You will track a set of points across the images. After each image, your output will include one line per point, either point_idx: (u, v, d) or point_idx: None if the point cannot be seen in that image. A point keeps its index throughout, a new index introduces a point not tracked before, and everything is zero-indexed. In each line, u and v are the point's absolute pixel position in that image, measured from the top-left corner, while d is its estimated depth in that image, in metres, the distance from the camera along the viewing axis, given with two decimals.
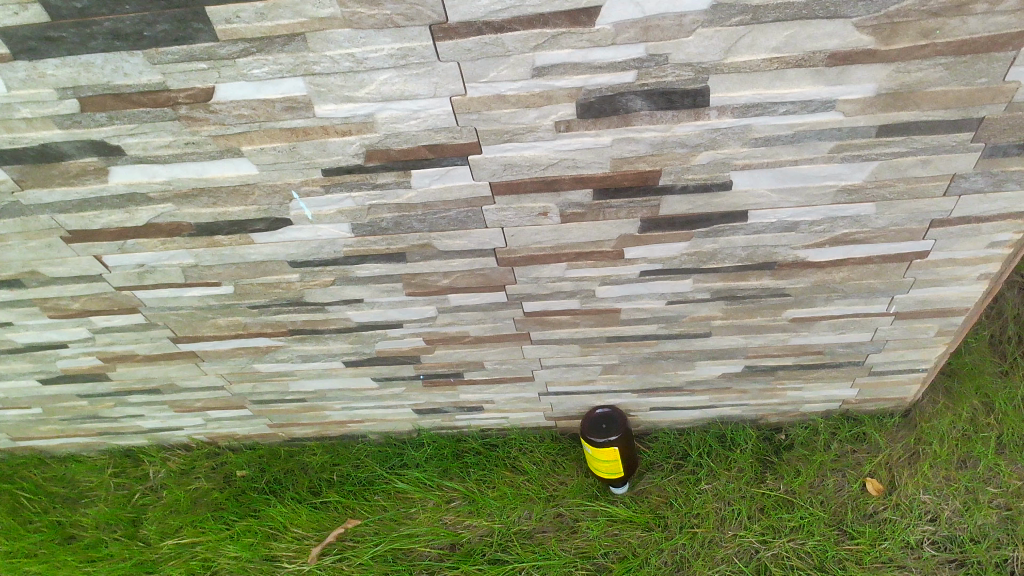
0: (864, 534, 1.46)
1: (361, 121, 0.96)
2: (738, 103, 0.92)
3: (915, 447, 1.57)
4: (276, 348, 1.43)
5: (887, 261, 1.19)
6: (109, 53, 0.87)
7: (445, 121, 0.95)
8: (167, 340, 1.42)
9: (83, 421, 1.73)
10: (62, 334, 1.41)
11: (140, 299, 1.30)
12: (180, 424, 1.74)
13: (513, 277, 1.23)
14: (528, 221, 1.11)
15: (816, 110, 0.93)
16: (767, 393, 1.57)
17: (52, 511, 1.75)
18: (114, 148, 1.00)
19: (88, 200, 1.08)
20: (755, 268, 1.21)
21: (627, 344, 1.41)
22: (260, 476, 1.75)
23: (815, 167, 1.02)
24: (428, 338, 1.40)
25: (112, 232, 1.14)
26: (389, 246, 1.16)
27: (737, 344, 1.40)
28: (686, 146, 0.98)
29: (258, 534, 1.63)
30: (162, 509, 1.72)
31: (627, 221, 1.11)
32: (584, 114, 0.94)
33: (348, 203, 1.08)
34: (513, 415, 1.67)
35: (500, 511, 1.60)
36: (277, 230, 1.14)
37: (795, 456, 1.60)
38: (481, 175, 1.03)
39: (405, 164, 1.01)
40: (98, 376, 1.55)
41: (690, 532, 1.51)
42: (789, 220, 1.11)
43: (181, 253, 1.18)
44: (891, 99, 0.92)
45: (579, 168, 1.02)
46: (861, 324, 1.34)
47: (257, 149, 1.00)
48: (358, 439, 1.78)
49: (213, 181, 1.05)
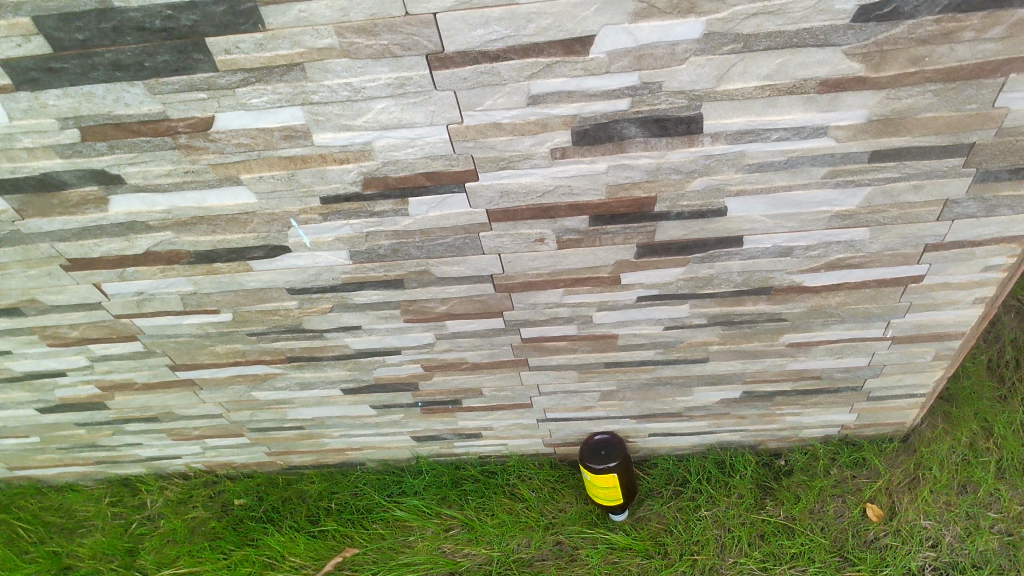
0: (866, 560, 1.45)
1: (359, 149, 0.97)
2: (731, 130, 0.93)
3: (914, 473, 1.57)
4: (274, 375, 1.44)
5: (882, 285, 1.20)
6: (110, 84, 0.89)
7: (442, 148, 0.96)
8: (165, 368, 1.42)
9: (81, 450, 1.73)
10: (60, 362, 1.41)
11: (139, 327, 1.30)
12: (178, 452, 1.73)
13: (510, 303, 1.23)
14: (525, 248, 1.11)
15: (808, 136, 0.95)
16: (766, 418, 1.57)
17: (49, 541, 1.74)
18: (115, 177, 1.01)
19: (88, 228, 1.09)
20: (751, 293, 1.21)
21: (625, 370, 1.41)
22: (258, 504, 1.74)
23: (808, 193, 1.03)
24: (426, 365, 1.40)
25: (112, 260, 1.15)
26: (387, 273, 1.17)
27: (735, 369, 1.40)
28: (681, 172, 0.99)
29: (256, 563, 1.62)
30: (160, 538, 1.71)
31: (623, 247, 1.12)
32: (579, 141, 0.95)
33: (346, 230, 1.09)
34: (511, 441, 1.67)
35: (499, 539, 1.59)
36: (276, 257, 1.14)
37: (795, 482, 1.59)
38: (477, 202, 1.04)
39: (403, 191, 1.02)
40: (97, 405, 1.55)
41: (689, 559, 1.50)
42: (784, 245, 1.11)
43: (180, 281, 1.19)
44: (882, 125, 0.93)
45: (575, 195, 1.03)
46: (858, 348, 1.35)
47: (256, 177, 1.01)
48: (357, 467, 1.78)
49: (212, 210, 1.06)
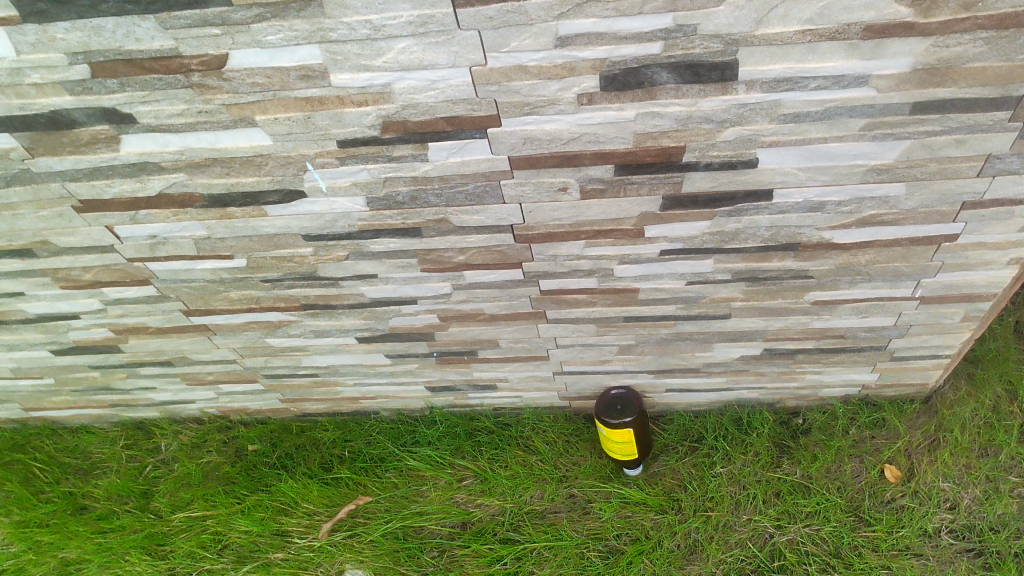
0: (881, 521, 1.45)
1: (378, 91, 0.93)
2: (767, 77, 0.89)
3: (935, 435, 1.54)
4: (288, 322, 1.42)
5: (915, 243, 1.16)
6: (119, 17, 0.85)
7: (465, 92, 0.93)
8: (179, 313, 1.40)
9: (94, 393, 1.72)
10: (74, 304, 1.40)
11: (152, 271, 1.28)
12: (191, 397, 1.73)
13: (529, 254, 1.20)
14: (548, 197, 1.08)
15: (849, 86, 0.90)
16: (785, 376, 1.54)
17: (64, 481, 1.76)
18: (126, 116, 0.98)
19: (99, 168, 1.06)
20: (778, 249, 1.18)
21: (644, 325, 1.38)
22: (272, 450, 1.74)
23: (844, 145, 0.98)
24: (442, 316, 1.38)
25: (125, 203, 1.12)
26: (405, 221, 1.14)
27: (757, 326, 1.37)
28: (712, 122, 0.95)
29: (269, 508, 1.63)
30: (174, 481, 1.71)
31: (648, 198, 1.08)
32: (607, 86, 0.91)
33: (364, 175, 1.06)
34: (526, 393, 1.66)
35: (512, 491, 1.59)
36: (291, 203, 1.11)
37: (813, 441, 1.57)
38: (499, 149, 1.00)
39: (422, 136, 0.99)
40: (110, 348, 1.54)
41: (703, 515, 1.50)
42: (816, 200, 1.08)
43: (193, 225, 1.17)
44: (926, 75, 0.89)
45: (601, 143, 0.99)
46: (885, 308, 1.31)
47: (270, 119, 0.97)
48: (370, 416, 1.77)
49: (226, 151, 1.03)
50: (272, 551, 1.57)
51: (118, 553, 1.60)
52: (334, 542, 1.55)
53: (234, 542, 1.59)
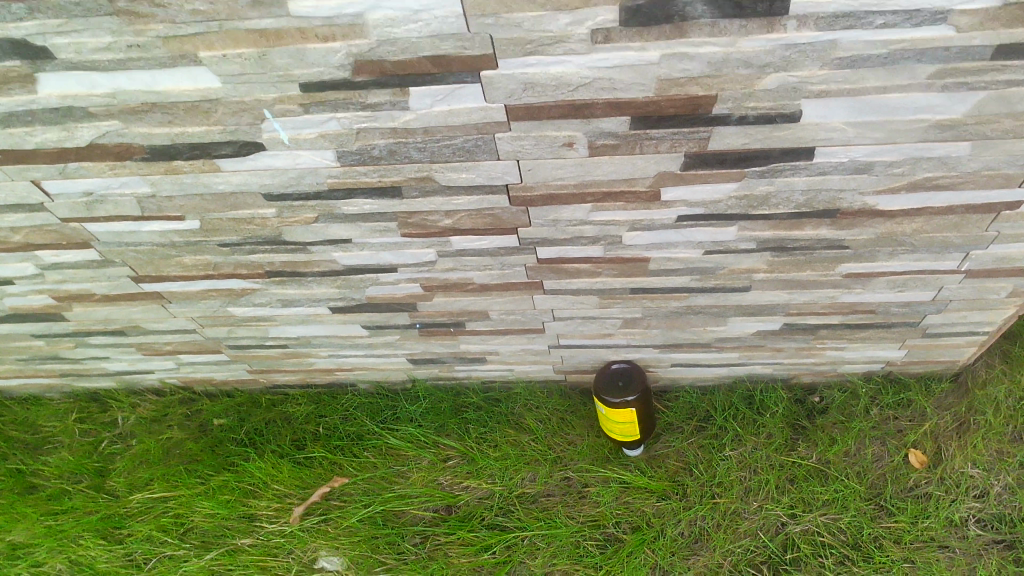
0: (905, 510, 1.32)
1: (347, 23, 0.76)
2: (825, 12, 0.73)
3: (964, 417, 1.41)
4: (252, 290, 1.26)
5: (971, 211, 1.01)
6: None
7: (454, 25, 0.76)
8: (127, 280, 1.24)
9: (42, 362, 1.56)
10: (7, 269, 1.23)
11: (92, 233, 1.12)
12: (149, 367, 1.57)
13: (526, 219, 1.04)
14: (551, 154, 0.92)
15: (923, 24, 0.74)
16: (804, 352, 1.40)
17: (11, 457, 1.61)
18: (40, 50, 0.80)
19: (15, 113, 0.89)
20: (813, 216, 1.02)
21: (653, 297, 1.23)
22: (239, 425, 1.60)
23: (906, 96, 0.82)
24: (426, 285, 1.22)
25: (50, 154, 0.95)
26: (382, 179, 0.98)
27: (779, 300, 1.23)
28: (751, 66, 0.79)
29: (236, 490, 1.48)
30: (132, 459, 1.57)
31: (668, 157, 0.92)
32: (628, 21, 0.74)
33: (333, 126, 0.89)
34: (518, 367, 1.51)
35: (502, 473, 1.45)
36: (248, 156, 0.95)
37: (830, 422, 1.44)
38: (494, 96, 0.84)
39: (403, 79, 0.82)
40: (53, 316, 1.38)
41: (710, 501, 1.37)
42: (864, 160, 0.92)
43: (134, 181, 1.00)
44: (1019, 12, 0.73)
45: (617, 90, 0.82)
46: (925, 282, 1.17)
47: (218, 56, 0.80)
48: (348, 388, 1.63)
49: (167, 95, 0.85)
50: (238, 537, 1.43)
51: (70, 537, 1.46)
52: (305, 528, 1.42)
53: (197, 526, 1.45)
